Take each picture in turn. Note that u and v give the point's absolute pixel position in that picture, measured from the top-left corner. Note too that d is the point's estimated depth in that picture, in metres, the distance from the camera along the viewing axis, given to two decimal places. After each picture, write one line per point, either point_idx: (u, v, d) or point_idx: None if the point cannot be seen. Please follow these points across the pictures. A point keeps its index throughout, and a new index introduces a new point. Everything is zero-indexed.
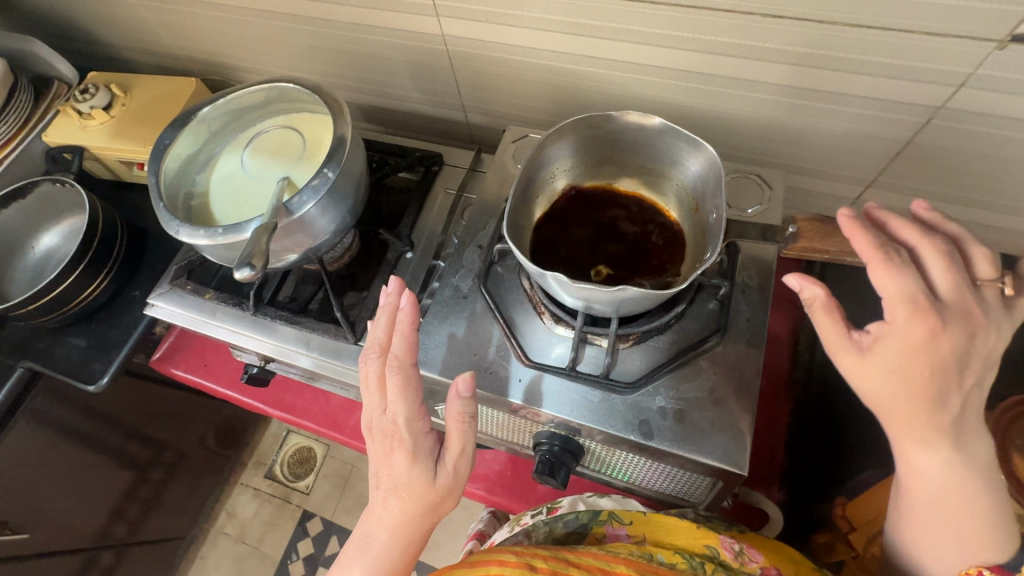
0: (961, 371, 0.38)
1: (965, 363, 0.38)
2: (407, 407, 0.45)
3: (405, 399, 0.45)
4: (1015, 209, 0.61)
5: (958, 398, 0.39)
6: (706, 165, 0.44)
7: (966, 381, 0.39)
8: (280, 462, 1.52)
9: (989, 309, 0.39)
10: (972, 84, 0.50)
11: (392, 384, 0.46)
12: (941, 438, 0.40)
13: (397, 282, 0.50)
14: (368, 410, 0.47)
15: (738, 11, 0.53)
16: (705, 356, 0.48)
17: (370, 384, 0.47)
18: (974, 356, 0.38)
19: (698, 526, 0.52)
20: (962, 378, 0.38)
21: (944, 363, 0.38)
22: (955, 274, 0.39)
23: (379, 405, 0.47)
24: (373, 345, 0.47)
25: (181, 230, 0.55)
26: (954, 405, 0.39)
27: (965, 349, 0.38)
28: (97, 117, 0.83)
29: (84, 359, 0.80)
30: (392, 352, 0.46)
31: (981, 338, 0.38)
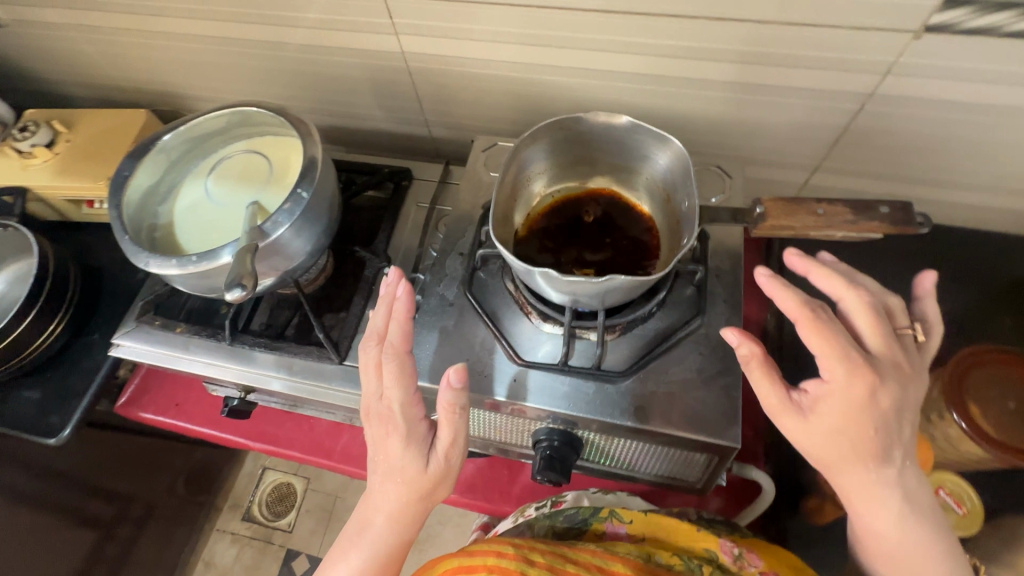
0: (898, 423, 0.42)
1: (901, 414, 0.42)
2: (402, 392, 0.47)
3: (401, 384, 0.47)
4: (943, 181, 0.67)
5: (899, 450, 0.43)
6: (674, 158, 0.47)
7: (905, 432, 0.43)
8: (258, 501, 1.45)
9: (910, 356, 0.45)
10: (895, 71, 0.55)
11: (389, 369, 0.47)
12: (888, 491, 0.43)
13: (398, 272, 0.51)
14: (365, 394, 0.48)
15: (684, 16, 0.57)
16: (688, 338, 0.50)
17: (368, 369, 0.49)
18: (907, 406, 0.43)
19: (700, 530, 0.55)
20: (900, 430, 0.42)
21: (882, 418, 0.41)
22: (880, 327, 0.44)
23: (376, 390, 0.48)
24: (372, 333, 0.49)
25: (150, 262, 0.54)
26: (898, 460, 0.43)
27: (899, 401, 0.42)
28: (39, 155, 0.80)
29: (41, 412, 0.75)
30: (389, 338, 0.47)
31: (910, 388, 0.43)
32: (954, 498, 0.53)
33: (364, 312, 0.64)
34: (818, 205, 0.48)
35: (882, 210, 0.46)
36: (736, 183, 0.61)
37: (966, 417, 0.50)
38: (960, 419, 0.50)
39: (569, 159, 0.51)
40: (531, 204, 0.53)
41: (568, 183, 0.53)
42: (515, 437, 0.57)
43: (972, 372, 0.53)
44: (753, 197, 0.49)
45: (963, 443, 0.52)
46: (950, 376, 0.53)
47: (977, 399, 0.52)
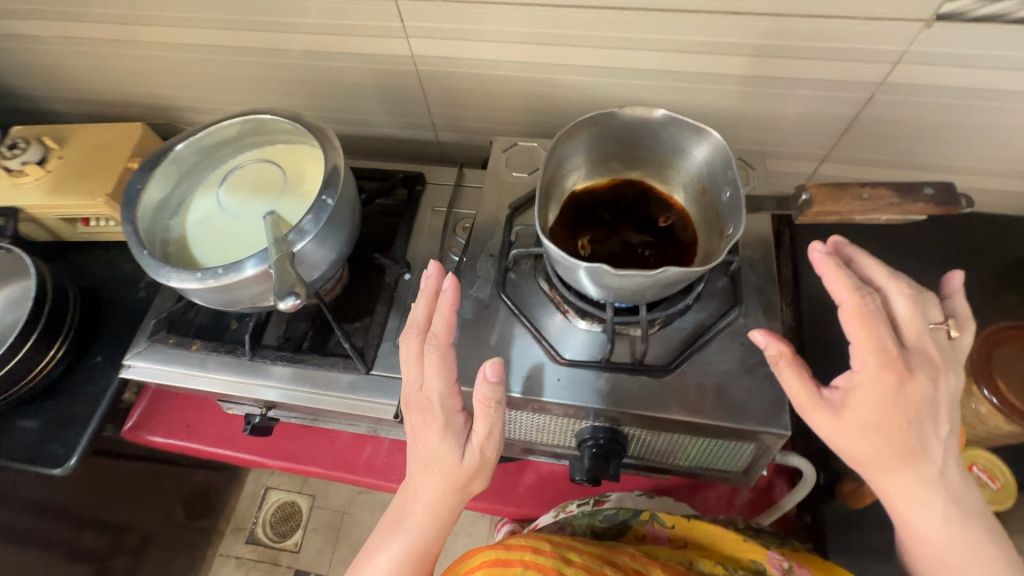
0: (933, 418, 0.41)
1: (936, 408, 0.42)
2: (442, 383, 0.45)
3: (441, 374, 0.45)
4: (947, 167, 0.69)
5: (937, 447, 0.42)
6: (712, 150, 0.47)
7: (942, 428, 0.42)
8: (262, 523, 1.41)
9: (946, 351, 0.43)
10: (907, 60, 0.57)
11: (430, 359, 0.46)
12: (928, 491, 0.42)
13: (437, 265, 0.50)
14: (405, 383, 0.47)
15: (700, 12, 0.57)
16: (727, 329, 0.50)
17: (409, 360, 0.47)
18: (943, 399, 0.42)
19: (746, 541, 0.53)
20: (936, 425, 0.41)
21: (915, 411, 0.41)
22: (917, 317, 0.43)
23: (415, 380, 0.47)
24: (413, 323, 0.48)
25: (172, 276, 0.52)
26: (936, 456, 0.42)
27: (933, 394, 0.41)
28: (31, 173, 0.76)
29: (44, 441, 0.71)
30: (432, 329, 0.47)
31: (945, 381, 0.42)
32: (988, 473, 0.55)
33: (388, 320, 0.63)
34: (863, 189, 0.49)
35: (927, 191, 0.47)
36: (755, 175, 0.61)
37: (997, 393, 0.52)
38: (992, 394, 0.52)
39: (603, 155, 0.52)
40: (564, 201, 0.52)
41: (597, 180, 0.53)
42: (556, 439, 0.57)
43: (999, 348, 0.54)
44: (798, 183, 0.48)
45: (992, 419, 0.53)
46: (977, 352, 0.54)
47: (1006, 374, 0.53)
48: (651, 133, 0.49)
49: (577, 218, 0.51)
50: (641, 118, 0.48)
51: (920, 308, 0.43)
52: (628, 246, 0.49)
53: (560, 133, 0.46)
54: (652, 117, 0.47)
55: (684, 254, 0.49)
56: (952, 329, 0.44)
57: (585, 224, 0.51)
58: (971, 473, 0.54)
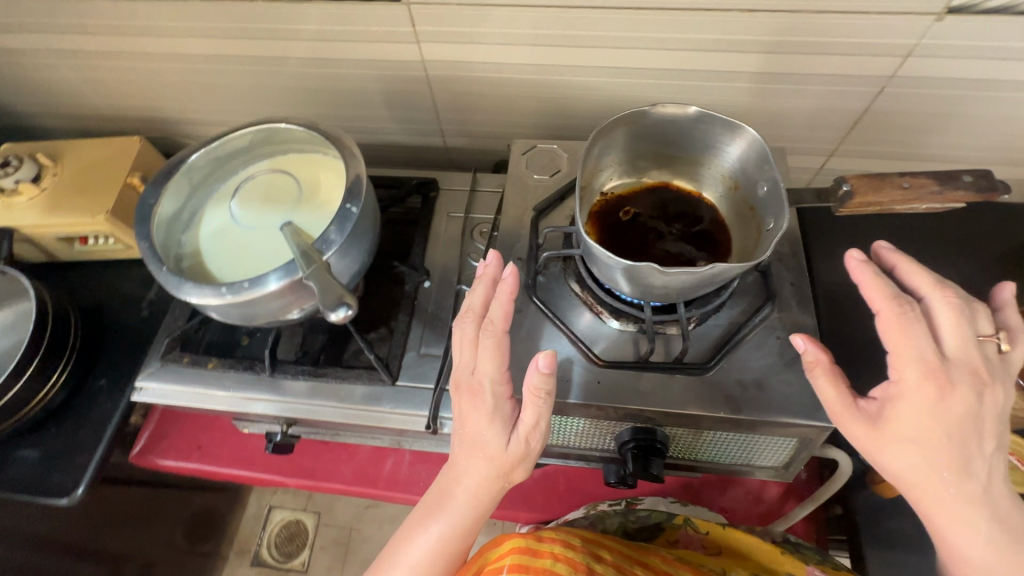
0: (977, 432, 0.41)
1: (979, 422, 0.41)
2: (496, 368, 0.45)
3: (496, 360, 0.45)
4: (952, 157, 0.70)
5: (981, 462, 0.42)
6: (747, 147, 0.47)
7: (985, 443, 0.42)
8: (266, 543, 1.37)
9: (994, 365, 0.43)
10: (917, 53, 0.58)
11: (485, 344, 0.45)
12: (971, 507, 0.42)
13: (495, 254, 0.50)
14: (457, 365, 0.47)
15: (717, 9, 0.57)
16: (763, 324, 0.50)
17: (463, 343, 0.47)
18: (986, 414, 0.42)
19: (784, 552, 0.57)
20: (978, 439, 0.41)
21: (957, 425, 0.41)
22: (963, 329, 0.43)
23: (467, 363, 0.46)
24: (469, 310, 0.48)
25: (193, 292, 0.50)
26: (979, 472, 0.42)
27: (976, 408, 0.41)
28: (25, 192, 0.73)
29: (48, 471, 0.68)
30: (489, 315, 0.46)
31: (990, 395, 0.42)
32: (1018, 456, 0.55)
33: (410, 329, 0.62)
34: (903, 179, 0.51)
35: (965, 179, 0.49)
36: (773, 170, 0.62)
37: None
38: None
39: (635, 152, 0.52)
40: (595, 201, 0.52)
41: (626, 181, 0.53)
42: (596, 441, 0.56)
43: None
44: (837, 176, 0.51)
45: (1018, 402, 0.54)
46: None
47: None
48: (681, 131, 0.49)
49: (610, 218, 0.51)
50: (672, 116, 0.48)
51: (969, 318, 0.43)
52: (665, 244, 0.49)
53: (594, 132, 0.46)
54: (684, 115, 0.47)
55: (720, 250, 0.49)
56: (1002, 341, 0.44)
57: (618, 224, 0.51)
58: None
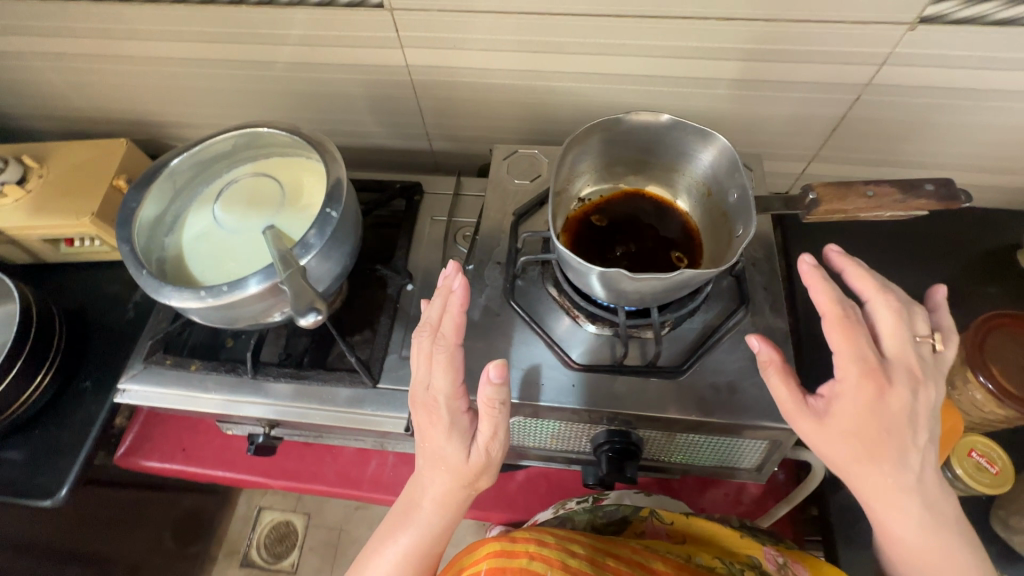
0: (913, 428, 0.43)
1: (915, 419, 0.43)
2: (448, 384, 0.45)
3: (447, 375, 0.45)
4: (930, 163, 0.71)
5: (917, 455, 0.43)
6: (721, 157, 0.48)
7: (921, 439, 0.43)
8: (255, 544, 1.37)
9: (928, 366, 0.45)
10: (891, 62, 0.59)
11: (437, 359, 0.46)
12: (908, 498, 0.43)
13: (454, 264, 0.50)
14: (413, 380, 0.48)
15: (694, 18, 0.58)
16: (735, 329, 0.51)
17: (419, 357, 0.48)
18: (922, 411, 0.43)
19: (742, 537, 0.55)
20: (915, 434, 0.43)
21: (894, 422, 0.42)
22: (902, 331, 0.45)
23: (423, 377, 0.47)
24: (426, 322, 0.48)
25: (173, 295, 0.50)
26: (915, 465, 0.43)
27: (912, 405, 0.43)
28: (10, 193, 0.73)
29: (32, 473, 0.68)
30: (441, 330, 0.46)
31: (924, 393, 0.44)
32: (987, 458, 0.56)
33: (392, 331, 0.62)
34: (867, 188, 0.49)
35: (927, 187, 0.48)
36: (752, 175, 0.63)
37: (992, 379, 0.53)
38: (987, 380, 0.54)
39: (613, 159, 0.52)
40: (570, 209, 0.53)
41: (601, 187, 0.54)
42: (574, 443, 0.57)
43: (990, 335, 0.56)
44: (803, 184, 0.49)
45: (988, 405, 0.55)
46: (972, 339, 0.56)
47: (999, 360, 0.54)
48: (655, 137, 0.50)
49: (585, 227, 0.52)
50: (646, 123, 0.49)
51: (906, 323, 0.45)
52: (637, 254, 0.50)
53: (568, 140, 0.47)
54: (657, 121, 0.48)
55: (692, 258, 0.50)
56: (935, 344, 0.46)
57: (593, 234, 0.52)
58: (970, 459, 0.56)
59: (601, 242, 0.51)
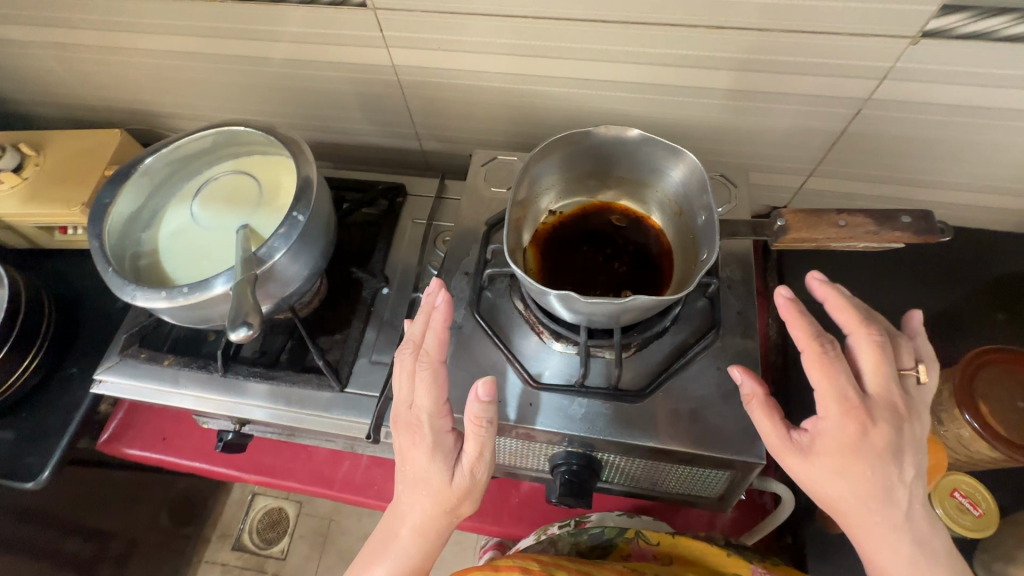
0: (899, 464, 0.41)
1: (900, 455, 0.41)
2: (432, 401, 0.45)
3: (431, 392, 0.45)
4: (935, 182, 0.68)
5: (904, 491, 0.41)
6: (693, 176, 0.47)
7: (908, 474, 0.41)
8: (248, 529, 1.40)
9: (912, 400, 0.43)
10: (893, 76, 0.56)
11: (420, 377, 0.45)
12: (897, 536, 0.41)
13: (437, 280, 0.49)
14: (396, 401, 0.48)
15: (683, 25, 0.56)
16: (705, 352, 0.50)
17: (402, 375, 0.47)
18: (908, 447, 0.41)
19: (730, 554, 0.52)
20: (902, 471, 0.41)
21: (879, 459, 0.40)
22: (884, 366, 0.42)
23: (407, 396, 0.47)
24: (409, 339, 0.48)
25: (137, 294, 0.50)
26: (903, 502, 0.41)
27: (897, 442, 0.41)
28: (7, 180, 0.75)
29: (17, 455, 0.70)
30: (425, 346, 0.46)
31: (908, 429, 0.42)
32: (970, 499, 0.53)
33: (364, 335, 0.62)
34: (840, 217, 0.49)
35: (904, 220, 0.48)
36: (739, 192, 0.61)
37: (978, 418, 0.51)
38: (972, 419, 0.52)
39: (583, 173, 0.51)
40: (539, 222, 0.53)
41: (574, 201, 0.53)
42: (530, 461, 0.57)
43: (981, 371, 0.54)
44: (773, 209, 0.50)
45: (974, 443, 0.53)
46: (961, 374, 0.54)
47: (987, 397, 0.53)
48: (626, 151, 0.49)
49: (552, 242, 0.52)
50: (615, 137, 0.48)
51: (891, 355, 0.43)
52: (602, 272, 0.49)
53: (529, 154, 0.47)
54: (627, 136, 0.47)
55: (662, 279, 0.49)
56: (920, 375, 0.44)
57: (559, 249, 0.51)
58: (952, 499, 0.53)
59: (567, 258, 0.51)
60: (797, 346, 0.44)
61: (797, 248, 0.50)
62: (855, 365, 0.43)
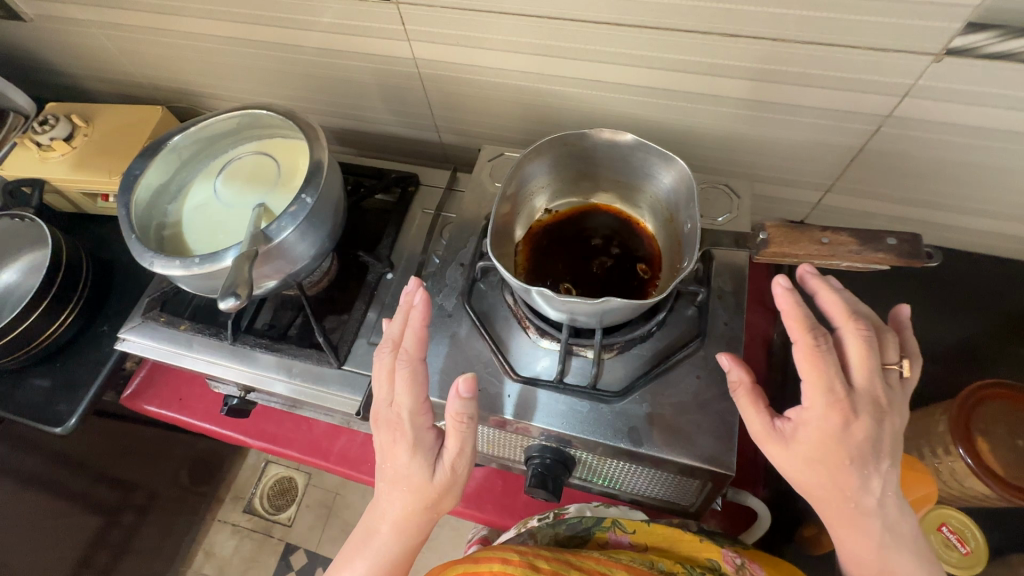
0: (877, 456, 0.41)
1: (879, 448, 0.41)
2: (412, 400, 0.47)
3: (412, 391, 0.47)
4: (958, 207, 0.65)
5: (879, 482, 0.41)
6: (678, 178, 0.52)
7: (884, 465, 0.41)
8: (259, 494, 1.47)
9: (895, 395, 0.42)
10: (915, 94, 0.54)
11: (400, 376, 0.47)
12: (869, 524, 0.41)
13: (415, 281, 0.51)
14: (376, 399, 0.49)
15: (698, 33, 0.55)
16: (687, 359, 0.51)
17: (381, 375, 0.49)
18: (887, 440, 0.41)
19: (701, 540, 0.52)
20: (879, 462, 0.41)
21: (858, 451, 0.40)
22: (871, 360, 0.41)
23: (387, 395, 0.48)
24: (388, 339, 0.50)
25: (155, 261, 0.54)
26: (876, 491, 0.41)
27: (877, 435, 0.41)
28: (58, 148, 0.80)
29: (49, 402, 0.76)
30: (404, 345, 0.48)
31: (889, 423, 0.41)
32: (958, 535, 0.55)
33: (365, 316, 0.65)
34: (823, 234, 0.49)
35: (889, 241, 0.47)
36: (744, 204, 0.60)
37: (971, 453, 0.52)
38: (965, 454, 0.52)
39: (574, 174, 0.57)
40: (535, 218, 0.59)
41: (571, 204, 0.59)
42: (507, 450, 0.62)
43: (979, 407, 0.54)
44: (757, 223, 0.51)
45: (967, 479, 0.54)
46: (959, 408, 0.54)
47: (984, 434, 0.53)
48: (621, 156, 0.54)
49: (545, 239, 0.58)
50: (609, 142, 0.53)
51: (878, 350, 0.42)
52: (586, 268, 0.55)
53: (525, 151, 0.53)
54: (620, 142, 0.52)
55: (647, 278, 0.54)
56: (903, 370, 0.43)
57: (550, 245, 0.57)
58: (940, 533, 0.55)
59: (556, 254, 0.57)
60: (787, 337, 0.43)
61: (778, 261, 0.50)
62: (842, 359, 0.42)
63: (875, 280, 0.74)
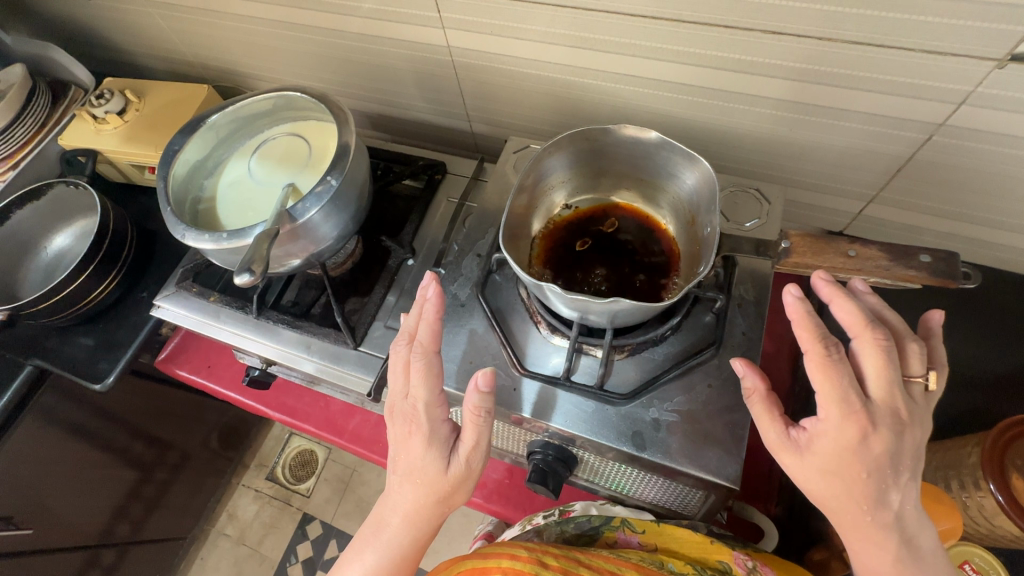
0: (896, 469, 0.39)
1: (898, 461, 0.39)
2: (428, 392, 0.47)
3: (426, 383, 0.47)
4: (1009, 225, 0.61)
5: (897, 494, 0.39)
6: (701, 178, 0.50)
7: (902, 478, 0.39)
8: (281, 463, 1.53)
9: (916, 408, 0.40)
10: (972, 101, 0.50)
11: (416, 368, 0.48)
12: (888, 539, 0.39)
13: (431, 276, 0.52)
14: (391, 391, 0.49)
15: (737, 28, 0.53)
16: (700, 368, 0.50)
17: (397, 367, 0.49)
18: (907, 453, 0.39)
19: (712, 542, 0.50)
20: (897, 475, 0.39)
21: (877, 464, 0.38)
22: (890, 372, 0.39)
23: (402, 387, 0.48)
24: (403, 331, 0.50)
25: (187, 233, 0.56)
26: (894, 504, 0.39)
27: (896, 448, 0.39)
28: (111, 122, 0.84)
29: (90, 360, 0.80)
30: (418, 337, 0.49)
31: (909, 437, 0.39)
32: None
33: (385, 299, 0.66)
34: (850, 246, 0.47)
35: (922, 259, 0.45)
36: (775, 210, 0.57)
37: (1004, 490, 0.50)
38: (997, 491, 0.50)
39: (594, 169, 0.57)
40: (552, 213, 0.59)
41: (590, 205, 0.59)
42: (513, 442, 0.62)
43: (1019, 440, 0.52)
44: (780, 230, 0.51)
45: (995, 516, 0.52)
46: (992, 444, 0.52)
47: (1021, 469, 0.51)
48: (647, 152, 0.52)
49: (560, 233, 0.58)
50: (634, 138, 0.52)
51: (897, 361, 0.40)
52: (598, 265, 0.54)
53: (546, 143, 0.52)
54: (645, 138, 0.51)
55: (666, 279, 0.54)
56: (928, 382, 0.41)
57: (566, 240, 0.57)
58: (961, 569, 0.53)
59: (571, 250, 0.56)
60: (800, 347, 0.41)
61: (800, 271, 0.50)
62: (857, 371, 0.41)
63: (916, 298, 0.70)
